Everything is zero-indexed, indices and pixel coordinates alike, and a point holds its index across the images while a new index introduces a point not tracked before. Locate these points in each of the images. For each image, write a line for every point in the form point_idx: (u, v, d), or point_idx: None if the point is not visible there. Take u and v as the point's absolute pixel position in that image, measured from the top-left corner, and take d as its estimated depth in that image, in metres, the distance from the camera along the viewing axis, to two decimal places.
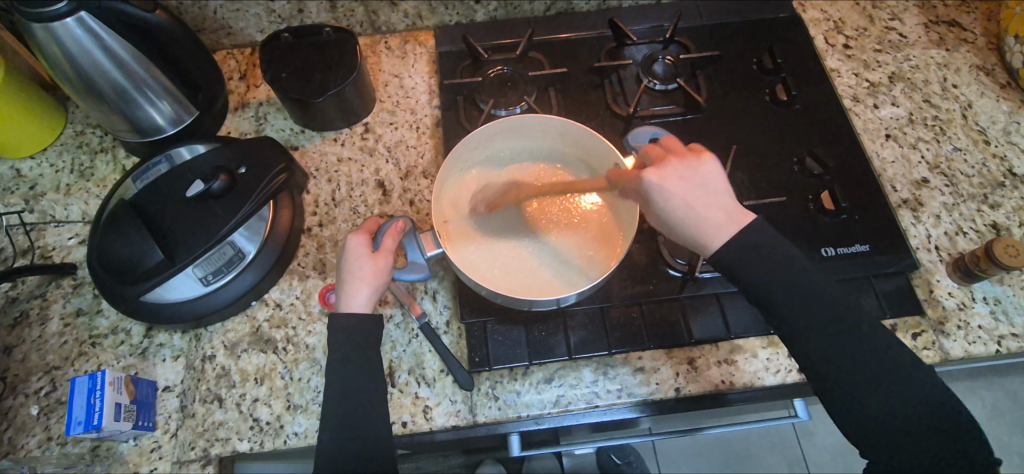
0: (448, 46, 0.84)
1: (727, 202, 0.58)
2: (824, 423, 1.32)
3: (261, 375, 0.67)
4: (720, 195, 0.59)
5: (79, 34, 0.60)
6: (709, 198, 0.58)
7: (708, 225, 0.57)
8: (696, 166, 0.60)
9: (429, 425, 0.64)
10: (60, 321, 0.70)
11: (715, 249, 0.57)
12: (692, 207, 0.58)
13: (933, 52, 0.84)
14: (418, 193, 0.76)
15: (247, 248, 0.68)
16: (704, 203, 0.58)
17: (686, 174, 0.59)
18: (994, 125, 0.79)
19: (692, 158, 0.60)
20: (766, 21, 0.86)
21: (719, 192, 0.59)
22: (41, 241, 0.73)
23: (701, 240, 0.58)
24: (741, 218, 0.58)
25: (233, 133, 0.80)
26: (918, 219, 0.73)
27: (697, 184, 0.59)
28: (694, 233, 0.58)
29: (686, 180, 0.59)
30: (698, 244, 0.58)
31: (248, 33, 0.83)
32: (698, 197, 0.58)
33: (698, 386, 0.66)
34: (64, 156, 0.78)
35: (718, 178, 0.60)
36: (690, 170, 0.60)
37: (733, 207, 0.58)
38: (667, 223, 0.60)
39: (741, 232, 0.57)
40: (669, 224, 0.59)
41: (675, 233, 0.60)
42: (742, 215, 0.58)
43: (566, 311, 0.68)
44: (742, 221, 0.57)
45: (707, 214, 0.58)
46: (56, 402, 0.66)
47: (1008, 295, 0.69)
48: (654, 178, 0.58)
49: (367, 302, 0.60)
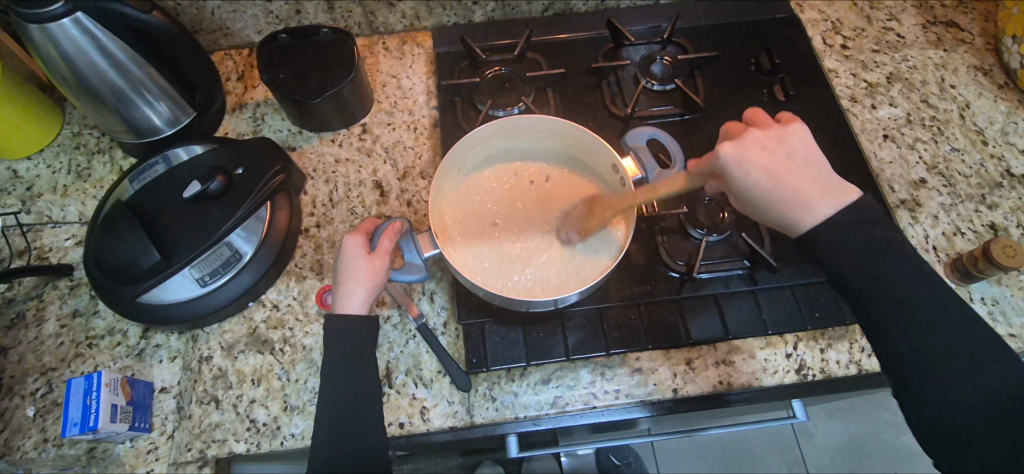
0: (446, 47, 0.84)
1: (820, 177, 0.58)
2: (823, 423, 1.32)
3: (258, 376, 0.67)
4: (812, 167, 0.59)
5: (75, 35, 0.60)
6: (800, 170, 0.58)
7: (802, 200, 0.57)
8: (784, 140, 0.60)
9: (427, 427, 0.64)
10: (56, 322, 0.70)
11: (811, 225, 0.57)
12: (782, 180, 0.58)
13: (931, 52, 0.84)
14: (416, 194, 0.76)
15: (244, 249, 0.67)
16: (795, 176, 0.58)
17: (771, 147, 0.59)
18: (991, 126, 0.79)
19: (778, 127, 0.61)
20: (764, 21, 0.86)
21: (811, 166, 0.59)
22: (38, 242, 0.73)
23: (795, 216, 0.58)
24: (837, 189, 0.58)
25: (230, 133, 0.80)
26: (916, 220, 0.73)
27: (785, 157, 0.59)
28: (785, 209, 0.58)
29: (770, 151, 0.59)
30: (790, 220, 0.58)
31: (245, 34, 0.83)
32: (788, 170, 0.58)
33: (696, 387, 0.66)
34: (61, 157, 0.78)
35: (803, 152, 0.60)
36: (776, 140, 0.60)
37: (829, 183, 0.58)
38: (750, 198, 0.59)
39: (838, 204, 0.57)
40: (758, 202, 0.59)
41: (760, 209, 0.59)
42: (837, 189, 0.58)
43: (563, 312, 0.67)
44: (838, 197, 0.57)
45: (799, 188, 0.57)
46: (52, 404, 0.66)
47: (1006, 296, 0.69)
48: (735, 151, 0.58)
49: (364, 303, 0.59)
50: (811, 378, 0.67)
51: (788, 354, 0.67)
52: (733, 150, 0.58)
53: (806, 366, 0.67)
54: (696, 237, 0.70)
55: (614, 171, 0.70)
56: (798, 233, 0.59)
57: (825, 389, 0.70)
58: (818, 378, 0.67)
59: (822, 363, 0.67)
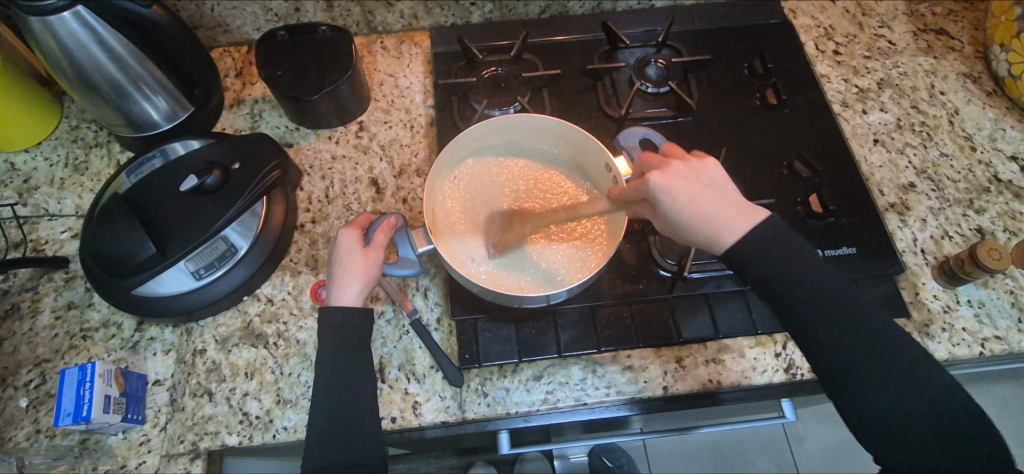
0: (443, 47, 0.85)
1: (733, 199, 0.59)
2: (815, 427, 1.33)
3: (251, 369, 0.68)
4: (724, 192, 0.59)
5: (75, 28, 0.60)
6: (718, 196, 0.58)
7: (718, 221, 0.57)
8: (705, 167, 0.60)
9: (418, 421, 0.65)
10: (50, 314, 0.70)
11: (729, 243, 0.57)
12: (703, 205, 0.57)
13: (921, 59, 0.85)
14: (411, 192, 0.76)
15: (239, 244, 0.68)
16: (712, 200, 0.58)
17: (692, 174, 0.60)
18: (979, 132, 0.80)
19: (694, 160, 0.61)
20: (758, 27, 0.87)
21: (723, 191, 0.59)
22: (33, 235, 0.74)
23: (715, 236, 0.57)
24: (754, 211, 0.58)
25: (227, 130, 0.81)
26: (905, 223, 0.74)
27: (704, 184, 0.59)
28: (705, 232, 0.58)
29: (689, 179, 0.59)
30: (712, 240, 0.58)
31: (244, 31, 0.84)
32: (705, 196, 0.58)
33: (685, 385, 0.67)
34: (59, 150, 0.78)
35: (722, 179, 0.60)
36: (692, 170, 0.60)
37: (741, 203, 0.59)
38: (674, 223, 0.59)
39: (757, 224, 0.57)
40: (682, 224, 0.58)
41: (683, 230, 0.59)
42: (751, 210, 0.58)
43: (555, 310, 0.68)
44: (755, 217, 0.57)
45: (716, 212, 0.57)
46: (45, 395, 0.66)
47: (992, 298, 0.70)
48: (661, 177, 0.58)
49: (357, 297, 0.60)
50: (799, 377, 0.67)
51: (777, 354, 0.68)
52: (658, 176, 0.58)
53: (795, 365, 0.67)
54: None
55: (608, 171, 0.70)
56: (721, 254, 0.58)
57: (814, 388, 0.71)
58: (807, 377, 0.67)
59: (811, 363, 0.68)
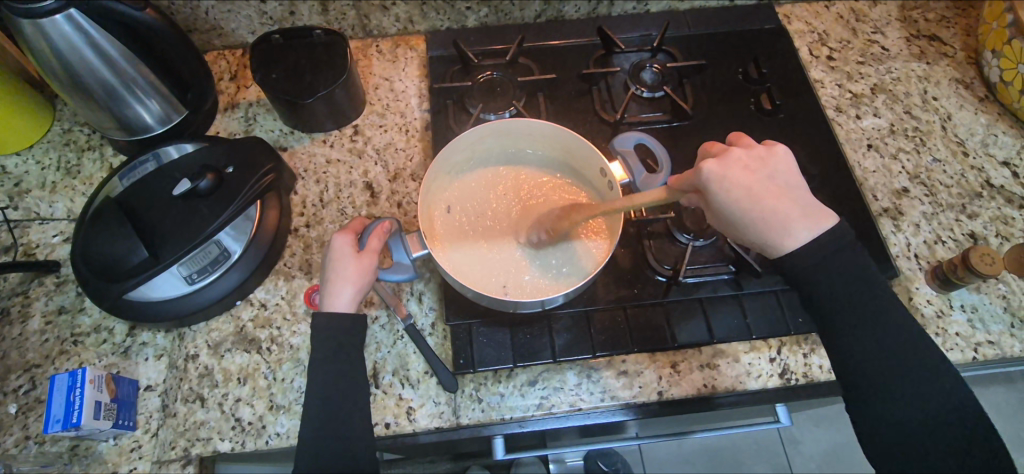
0: (439, 51, 0.85)
1: (799, 199, 0.57)
2: (810, 431, 1.33)
3: (244, 374, 0.67)
4: (789, 188, 0.58)
5: (68, 31, 0.60)
6: (780, 194, 0.57)
7: (781, 222, 0.56)
8: (770, 158, 0.58)
9: (413, 427, 0.64)
10: (40, 319, 0.69)
11: (789, 248, 0.56)
12: (762, 201, 0.56)
13: (914, 65, 0.85)
14: (406, 196, 0.76)
15: (233, 248, 0.67)
16: (774, 198, 0.56)
17: (755, 167, 0.57)
18: (972, 137, 0.80)
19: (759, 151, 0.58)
20: (752, 32, 0.87)
21: (790, 189, 0.57)
22: (24, 239, 0.73)
23: (774, 239, 0.56)
24: (816, 213, 0.57)
25: (221, 133, 0.80)
26: (898, 228, 0.75)
27: (769, 179, 0.57)
28: (764, 229, 0.56)
29: (750, 171, 0.57)
30: (770, 241, 0.57)
31: (239, 35, 0.84)
32: (767, 192, 0.56)
33: (680, 390, 0.66)
34: (50, 153, 0.78)
35: (786, 172, 0.58)
36: (756, 161, 0.58)
37: (808, 205, 0.57)
38: (728, 216, 0.57)
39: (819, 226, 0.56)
40: (736, 218, 0.57)
41: (742, 227, 0.57)
42: (817, 211, 0.57)
43: (550, 314, 0.68)
44: (819, 220, 0.56)
45: (778, 210, 0.56)
46: (35, 401, 0.65)
47: (985, 303, 0.71)
48: (719, 168, 0.56)
49: (351, 302, 0.60)
50: (793, 382, 0.67)
51: (771, 358, 0.68)
52: (715, 167, 0.56)
53: (789, 370, 0.67)
54: (682, 241, 0.71)
55: (602, 175, 0.71)
56: (777, 255, 0.57)
57: (810, 393, 0.71)
58: (801, 382, 0.67)
59: (806, 368, 0.68)
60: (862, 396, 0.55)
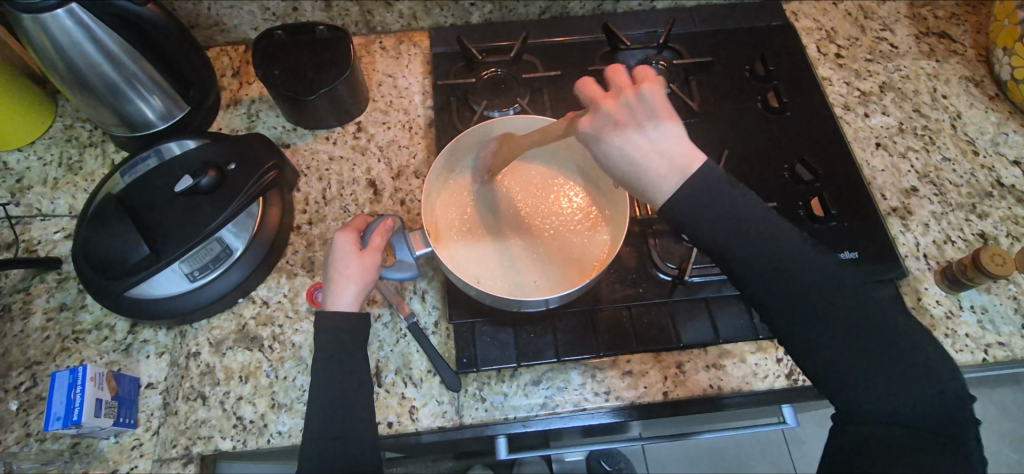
0: (442, 48, 0.84)
1: (676, 146, 0.50)
2: (814, 432, 1.32)
3: (246, 373, 0.67)
4: (664, 135, 0.50)
5: (68, 26, 0.59)
6: (652, 144, 0.50)
7: (646, 175, 0.50)
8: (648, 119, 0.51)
9: (415, 427, 0.64)
10: (42, 316, 0.69)
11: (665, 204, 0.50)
12: (634, 157, 0.51)
13: (923, 63, 0.84)
14: (409, 193, 0.76)
15: (235, 245, 0.67)
16: (648, 150, 0.50)
17: (624, 119, 0.52)
18: (982, 136, 0.79)
19: (631, 96, 0.52)
20: (759, 30, 0.86)
21: (663, 136, 0.50)
22: (26, 235, 0.73)
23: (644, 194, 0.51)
24: (690, 162, 0.49)
25: (223, 130, 0.80)
26: (907, 227, 0.74)
27: (638, 128, 0.51)
28: (637, 189, 0.51)
29: (621, 124, 0.52)
30: (648, 199, 0.51)
31: (242, 30, 0.83)
32: (640, 145, 0.51)
33: (686, 391, 0.66)
34: (52, 149, 0.77)
35: (664, 118, 0.51)
36: (626, 111, 0.52)
37: (684, 151, 0.50)
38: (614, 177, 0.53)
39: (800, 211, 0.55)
40: (620, 180, 0.53)
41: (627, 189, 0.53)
42: (686, 160, 0.50)
43: (555, 313, 0.67)
44: (687, 169, 0.49)
45: (650, 165, 0.50)
46: (36, 398, 0.65)
47: (995, 304, 0.70)
48: (592, 127, 0.53)
49: (354, 301, 0.59)
50: (800, 384, 0.67)
51: (778, 359, 0.67)
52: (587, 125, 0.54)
53: (796, 371, 0.67)
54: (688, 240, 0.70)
55: None
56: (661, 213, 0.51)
57: (816, 394, 0.70)
58: (808, 384, 0.67)
59: None
60: None
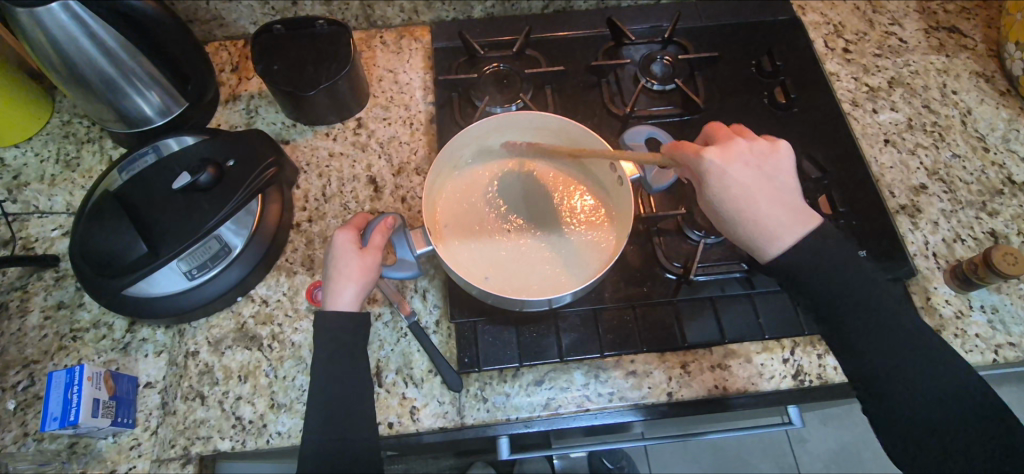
0: (444, 42, 0.83)
1: (791, 201, 0.57)
2: (818, 431, 1.31)
3: (245, 372, 0.66)
4: (783, 191, 0.57)
5: (63, 20, 0.58)
6: (772, 194, 0.56)
7: (767, 220, 0.56)
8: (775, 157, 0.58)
9: (416, 427, 0.63)
10: (40, 314, 0.68)
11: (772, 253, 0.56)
12: (757, 200, 0.56)
13: (932, 58, 0.83)
14: (410, 190, 0.75)
15: (233, 242, 0.66)
16: (766, 196, 0.56)
17: (755, 162, 0.58)
18: (992, 133, 0.78)
19: (766, 144, 0.59)
20: (766, 24, 0.85)
21: (784, 189, 0.57)
22: (23, 232, 0.72)
23: (760, 243, 0.56)
24: (805, 215, 0.56)
25: (222, 125, 0.79)
26: (916, 226, 0.73)
27: (767, 176, 0.57)
28: (752, 229, 0.56)
29: (752, 166, 0.57)
30: (754, 244, 0.57)
31: (240, 25, 0.82)
32: (764, 190, 0.56)
33: (691, 392, 0.65)
34: (50, 146, 0.77)
35: (786, 177, 0.58)
36: (760, 156, 0.58)
37: (799, 208, 0.57)
38: (720, 215, 0.58)
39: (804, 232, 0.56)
40: (724, 217, 0.58)
41: (730, 226, 0.58)
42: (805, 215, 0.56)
43: (558, 313, 0.67)
44: (803, 210, 0.57)
45: (767, 210, 0.56)
46: (33, 397, 0.64)
47: (1005, 304, 0.69)
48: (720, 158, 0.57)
49: (355, 300, 0.58)
50: (807, 385, 0.66)
51: (784, 359, 0.66)
52: (719, 157, 0.57)
53: (803, 372, 0.66)
54: (694, 238, 0.69)
55: (613, 171, 0.69)
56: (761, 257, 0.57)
57: (823, 394, 0.69)
58: (815, 384, 0.66)
59: (819, 369, 0.66)
60: (878, 401, 0.53)
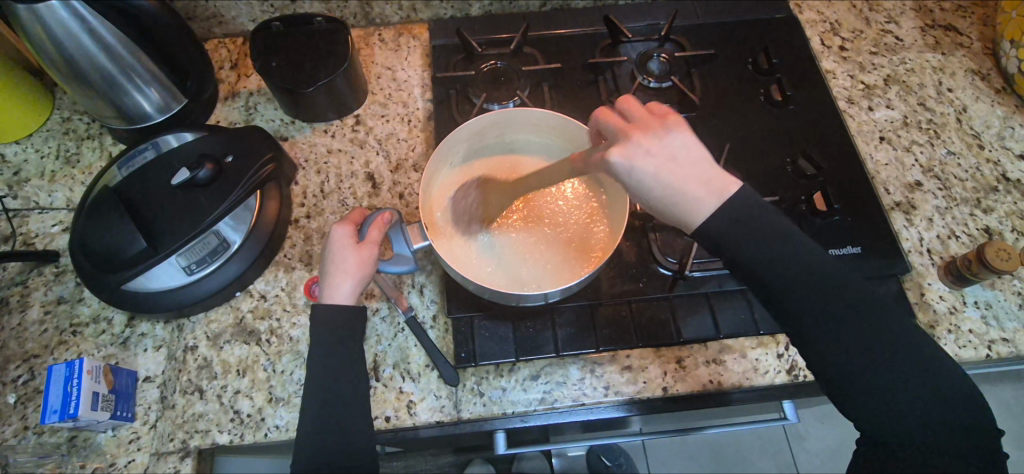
0: (442, 40, 0.83)
1: (701, 171, 0.53)
2: (815, 428, 1.31)
3: (243, 367, 0.66)
4: (694, 162, 0.53)
5: (63, 17, 0.59)
6: (680, 168, 0.53)
7: (681, 198, 0.52)
8: (666, 129, 0.54)
9: (413, 421, 0.64)
10: (40, 309, 0.69)
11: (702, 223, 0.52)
12: (670, 180, 0.53)
13: (928, 56, 0.83)
14: (408, 187, 0.75)
15: (232, 238, 0.67)
16: (682, 175, 0.53)
17: (654, 145, 0.54)
18: (988, 130, 0.78)
19: (655, 127, 0.54)
20: (763, 22, 0.85)
21: (692, 162, 0.53)
22: (23, 228, 0.73)
23: (686, 219, 0.53)
24: (726, 182, 0.52)
25: (221, 122, 0.79)
26: (910, 222, 0.73)
27: (668, 152, 0.53)
28: (672, 208, 0.53)
29: (650, 152, 0.53)
30: (683, 221, 0.53)
31: (239, 22, 0.82)
32: (672, 171, 0.53)
33: (686, 386, 0.65)
34: (50, 142, 0.77)
35: (685, 144, 0.54)
36: (653, 139, 0.54)
37: (715, 174, 0.53)
38: (647, 201, 0.54)
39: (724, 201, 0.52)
40: (650, 202, 0.54)
41: (662, 212, 0.54)
42: (726, 183, 0.52)
43: (554, 308, 0.67)
44: (726, 185, 0.52)
45: (678, 187, 0.52)
46: (33, 391, 0.65)
47: (999, 300, 0.69)
48: (625, 156, 0.53)
49: (351, 294, 0.59)
50: (801, 379, 0.66)
51: (779, 354, 0.67)
52: (619, 154, 0.53)
53: (797, 367, 0.66)
54: (689, 234, 0.69)
55: None
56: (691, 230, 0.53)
57: (818, 389, 0.69)
58: (809, 379, 0.66)
59: None
60: None
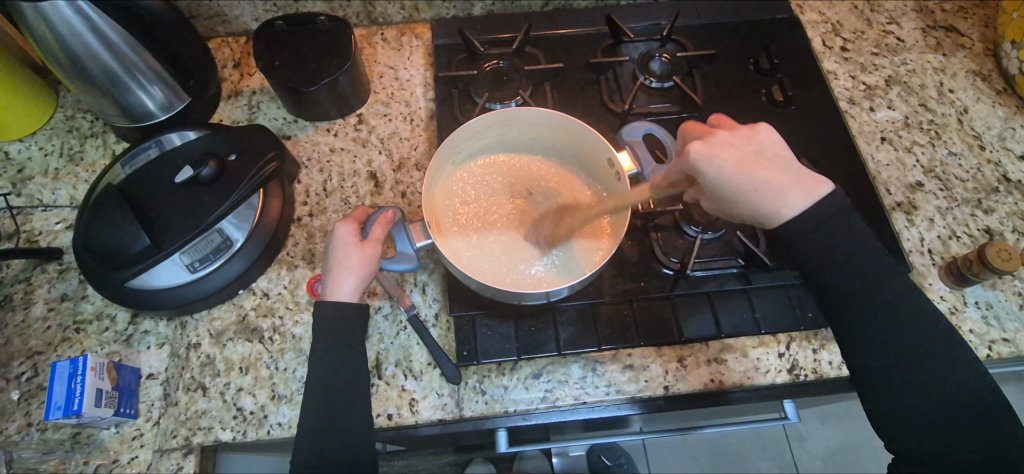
0: (445, 40, 0.84)
1: (793, 168, 0.56)
2: (815, 428, 1.31)
3: (246, 364, 0.67)
4: (782, 160, 0.57)
5: (68, 15, 0.59)
6: (769, 164, 0.55)
7: (775, 194, 0.55)
8: (755, 132, 0.57)
9: (415, 419, 0.64)
10: (43, 306, 0.69)
11: (787, 218, 0.55)
12: (755, 174, 0.55)
13: (930, 56, 0.83)
14: (410, 186, 0.75)
15: (235, 236, 0.67)
16: (767, 169, 0.55)
17: (739, 143, 0.56)
18: (989, 131, 0.78)
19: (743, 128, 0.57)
20: (764, 22, 0.85)
21: (780, 160, 0.56)
22: (27, 225, 0.73)
23: (772, 211, 0.55)
24: (811, 182, 0.56)
25: (224, 121, 0.79)
26: (912, 222, 0.73)
27: (754, 151, 0.56)
28: (761, 201, 0.55)
29: (735, 147, 0.56)
30: (769, 214, 0.55)
31: (243, 21, 0.83)
32: (757, 166, 0.55)
33: (687, 385, 0.65)
34: (54, 140, 0.77)
35: (773, 144, 0.57)
36: (740, 138, 0.57)
37: (801, 173, 0.56)
38: (726, 195, 0.56)
39: (812, 198, 0.55)
40: (732, 197, 0.55)
41: (739, 206, 0.56)
42: (811, 181, 0.56)
43: (555, 307, 0.67)
44: (813, 185, 0.56)
45: (770, 180, 0.55)
46: (37, 388, 0.65)
47: (1000, 300, 0.69)
48: (706, 148, 0.55)
49: (355, 291, 0.59)
50: (802, 379, 0.66)
51: (780, 354, 0.67)
52: (705, 147, 0.55)
53: (798, 366, 0.66)
54: (691, 234, 0.70)
55: (611, 166, 0.69)
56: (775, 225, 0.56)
57: (819, 389, 0.69)
58: (810, 379, 0.66)
59: (814, 363, 0.67)
60: None
